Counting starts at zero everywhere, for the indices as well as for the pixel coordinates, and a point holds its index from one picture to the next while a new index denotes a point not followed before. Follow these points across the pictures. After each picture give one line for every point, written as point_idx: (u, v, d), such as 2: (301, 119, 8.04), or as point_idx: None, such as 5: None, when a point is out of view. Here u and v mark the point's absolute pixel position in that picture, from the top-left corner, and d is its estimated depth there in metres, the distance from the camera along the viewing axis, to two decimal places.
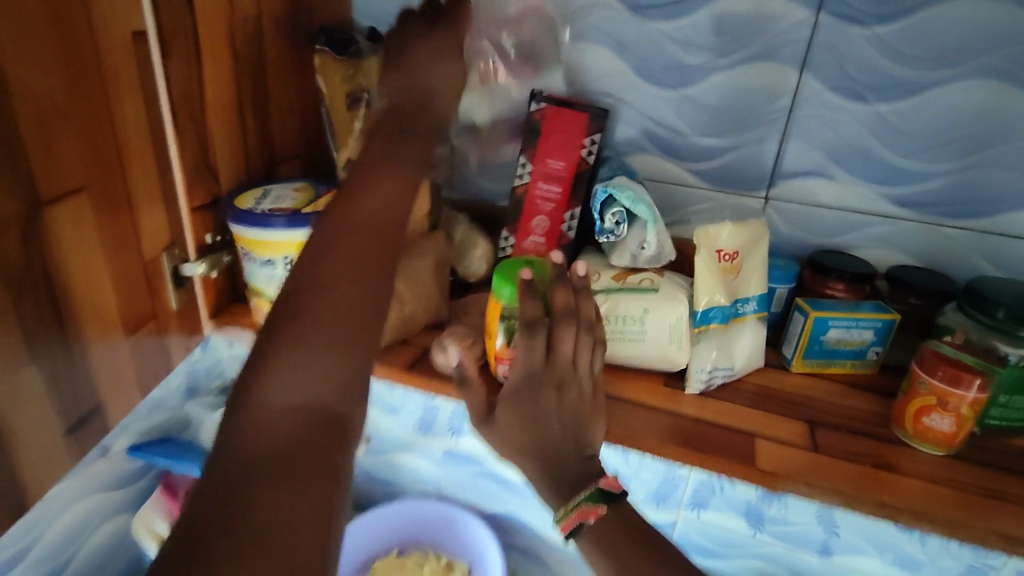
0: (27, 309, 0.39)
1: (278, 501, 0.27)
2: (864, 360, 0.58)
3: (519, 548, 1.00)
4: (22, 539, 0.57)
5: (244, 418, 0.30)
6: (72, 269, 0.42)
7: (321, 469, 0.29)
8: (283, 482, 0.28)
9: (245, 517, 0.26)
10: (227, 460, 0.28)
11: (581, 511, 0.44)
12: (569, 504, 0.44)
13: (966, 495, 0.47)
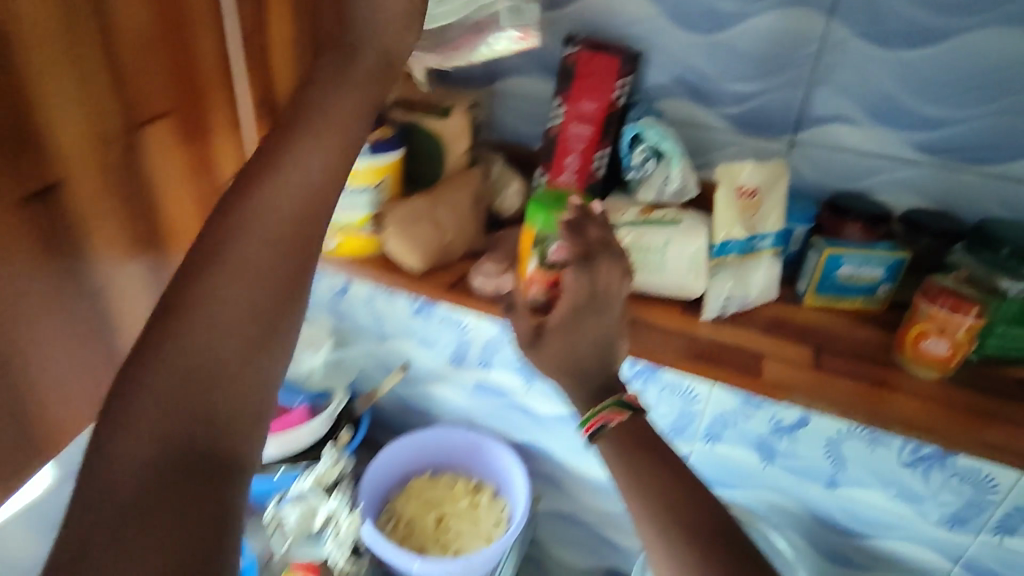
0: (131, 224, 0.44)
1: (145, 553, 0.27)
2: (874, 296, 0.62)
3: (544, 477, 1.08)
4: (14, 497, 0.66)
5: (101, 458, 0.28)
6: (162, 189, 0.47)
7: (193, 514, 0.28)
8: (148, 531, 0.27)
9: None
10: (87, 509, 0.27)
11: (604, 415, 0.48)
12: (593, 409, 0.48)
13: (957, 412, 0.51)
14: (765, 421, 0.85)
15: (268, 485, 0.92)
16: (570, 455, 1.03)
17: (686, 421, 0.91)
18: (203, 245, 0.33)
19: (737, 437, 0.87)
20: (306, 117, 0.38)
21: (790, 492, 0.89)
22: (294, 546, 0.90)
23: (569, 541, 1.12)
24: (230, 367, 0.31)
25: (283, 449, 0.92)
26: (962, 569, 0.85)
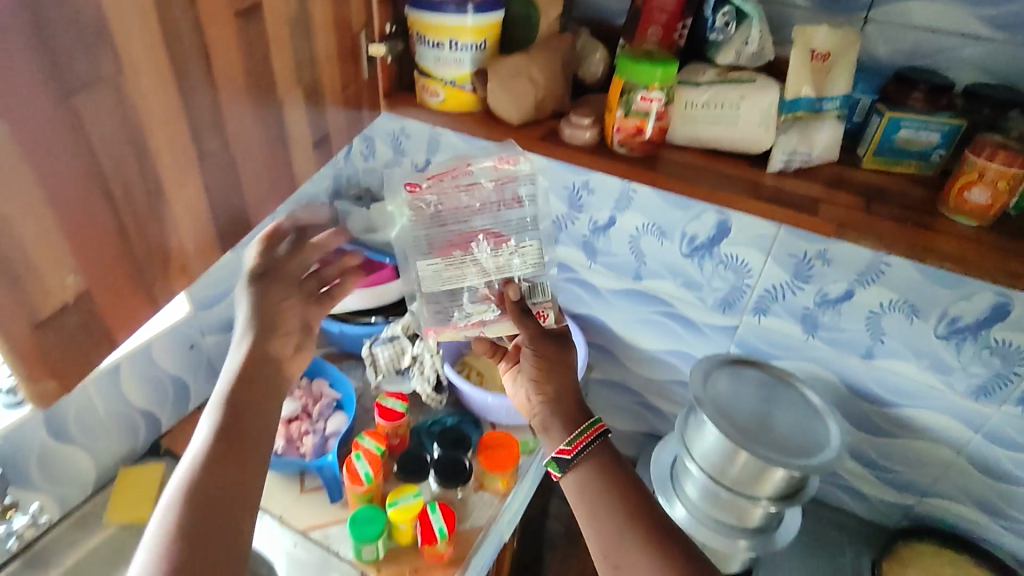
0: (298, 64, 0.54)
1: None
2: (928, 161, 0.67)
3: (599, 348, 1.19)
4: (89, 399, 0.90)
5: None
6: (319, 41, 0.56)
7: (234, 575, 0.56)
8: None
9: None
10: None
11: (595, 427, 0.69)
12: (585, 425, 0.69)
13: (990, 248, 0.59)
14: (811, 295, 0.93)
15: (365, 330, 1.10)
16: (622, 326, 1.14)
17: (737, 295, 1.00)
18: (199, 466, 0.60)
19: (783, 309, 0.96)
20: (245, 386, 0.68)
21: (827, 362, 0.98)
22: (386, 379, 1.07)
23: (617, 407, 1.25)
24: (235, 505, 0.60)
25: (375, 300, 1.11)
26: (982, 438, 0.93)
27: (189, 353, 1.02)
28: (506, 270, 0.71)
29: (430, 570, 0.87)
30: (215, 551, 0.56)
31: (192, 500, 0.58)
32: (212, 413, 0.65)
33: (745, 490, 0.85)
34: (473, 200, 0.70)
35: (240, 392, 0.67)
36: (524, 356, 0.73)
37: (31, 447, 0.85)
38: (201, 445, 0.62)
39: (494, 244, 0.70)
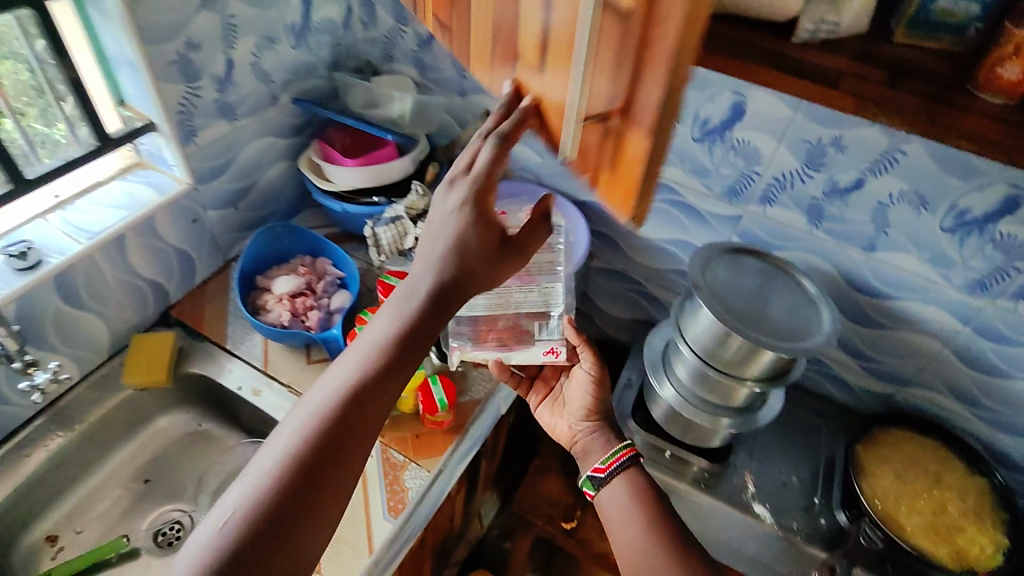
0: None
1: (307, 531, 0.54)
2: (962, 36, 0.64)
3: (602, 236, 1.20)
4: (98, 273, 0.92)
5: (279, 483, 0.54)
6: None
7: (334, 505, 0.56)
8: (305, 516, 0.54)
9: (289, 534, 0.53)
10: (276, 508, 0.53)
11: (625, 450, 0.85)
12: (619, 448, 0.86)
13: (1011, 128, 0.58)
14: (820, 185, 0.92)
15: (369, 211, 1.08)
16: None
17: (744, 184, 0.98)
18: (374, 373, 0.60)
19: (789, 199, 0.95)
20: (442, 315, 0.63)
21: (828, 254, 0.98)
22: (389, 259, 1.08)
23: (615, 295, 1.28)
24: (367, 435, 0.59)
25: (377, 180, 1.09)
26: (971, 331, 0.94)
27: (192, 227, 1.03)
28: (522, 304, 0.96)
29: (430, 436, 0.93)
30: (333, 474, 0.56)
31: (345, 408, 0.58)
32: (394, 322, 0.62)
33: (733, 372, 0.89)
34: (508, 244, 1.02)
35: (416, 322, 0.62)
36: (576, 389, 0.92)
37: (46, 310, 0.87)
38: (355, 361, 0.61)
39: (516, 281, 0.98)
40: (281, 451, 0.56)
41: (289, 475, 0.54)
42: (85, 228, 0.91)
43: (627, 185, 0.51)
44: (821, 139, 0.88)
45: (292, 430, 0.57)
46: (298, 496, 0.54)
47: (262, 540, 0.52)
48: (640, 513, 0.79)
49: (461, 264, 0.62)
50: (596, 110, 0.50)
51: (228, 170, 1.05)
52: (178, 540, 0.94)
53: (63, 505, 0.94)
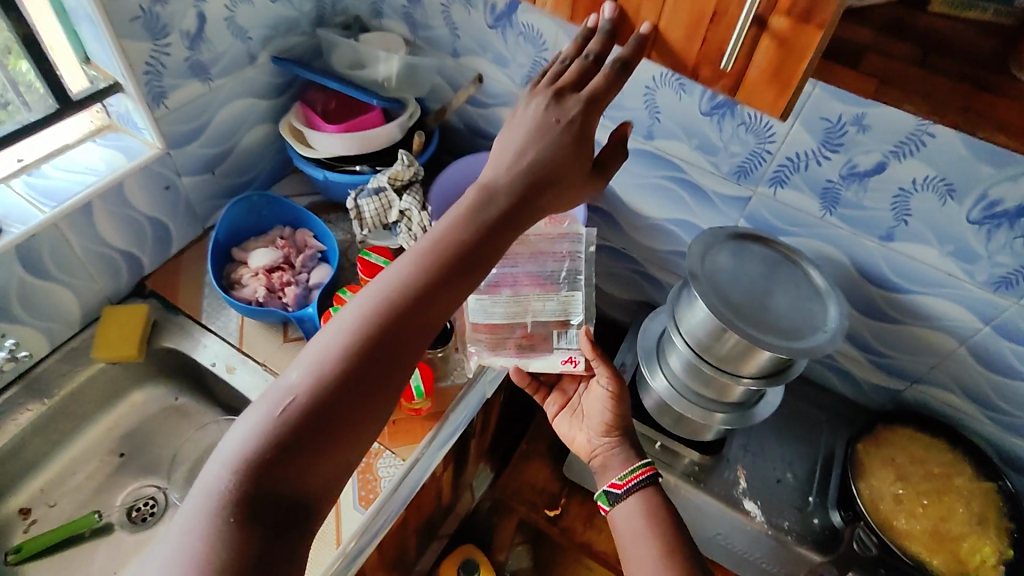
0: None
1: (379, 387, 0.57)
2: (1008, 7, 0.55)
3: (600, 212, 1.13)
4: (62, 245, 0.87)
5: (361, 335, 0.57)
6: None
7: (405, 371, 0.59)
8: (380, 372, 0.57)
9: (363, 384, 0.56)
10: (356, 355, 0.56)
11: (643, 467, 0.81)
12: (637, 464, 0.81)
13: None
14: (836, 167, 0.84)
15: (351, 179, 1.02)
16: (624, 190, 1.07)
17: (754, 163, 0.91)
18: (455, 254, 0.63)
19: (802, 181, 0.87)
20: (519, 219, 0.67)
21: (841, 241, 0.91)
22: (372, 233, 1.02)
23: (614, 274, 1.21)
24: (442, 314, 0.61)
25: (361, 147, 1.02)
26: (990, 330, 0.87)
27: (165, 194, 0.98)
28: (541, 312, 0.94)
29: (407, 423, 0.90)
30: (407, 341, 0.59)
31: (426, 283, 0.61)
32: (473, 212, 0.65)
33: (728, 368, 0.83)
34: (526, 248, 0.99)
35: (494, 218, 0.66)
36: (596, 402, 0.87)
37: (8, 284, 0.83)
38: (416, 259, 0.62)
39: (536, 288, 0.96)
40: (364, 309, 0.59)
41: (345, 368, 0.56)
42: (48, 197, 0.86)
43: (786, 84, 0.57)
44: (841, 117, 0.79)
45: (347, 322, 0.58)
46: (375, 351, 0.57)
47: (340, 383, 0.55)
48: (655, 538, 0.74)
49: (544, 165, 0.68)
50: (760, 19, 0.55)
51: (203, 134, 0.99)
52: (151, 517, 0.93)
53: (36, 478, 0.92)
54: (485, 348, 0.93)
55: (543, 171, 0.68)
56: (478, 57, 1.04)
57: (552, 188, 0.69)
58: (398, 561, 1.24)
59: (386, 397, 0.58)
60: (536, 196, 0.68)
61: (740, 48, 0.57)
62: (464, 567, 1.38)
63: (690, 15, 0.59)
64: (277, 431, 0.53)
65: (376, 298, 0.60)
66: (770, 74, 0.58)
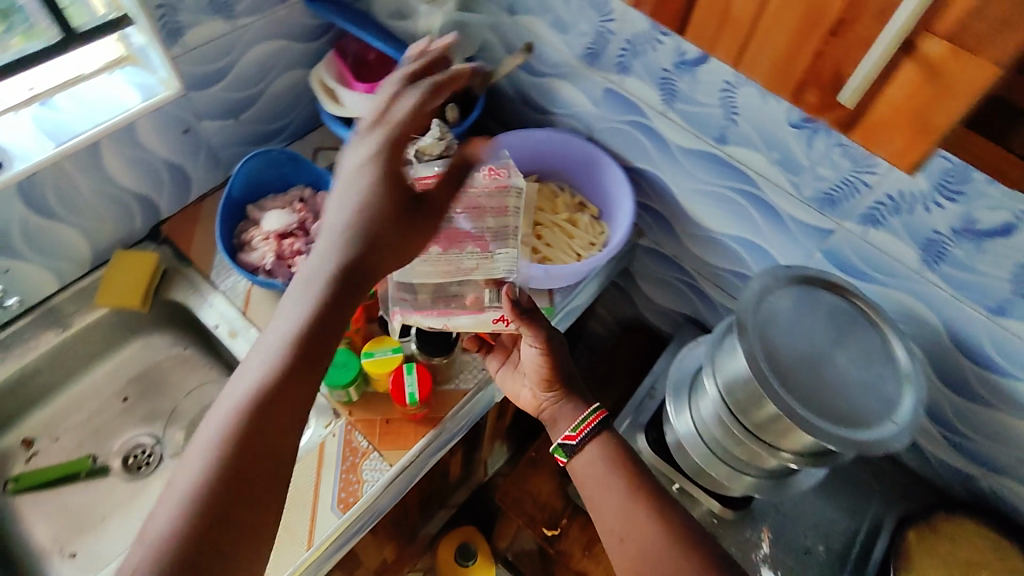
0: None
1: (258, 473, 0.53)
2: None
3: (653, 213, 0.99)
4: (65, 185, 0.82)
5: (221, 436, 0.53)
6: None
7: (286, 448, 0.55)
8: (254, 457, 0.53)
9: (241, 475, 0.52)
10: (221, 454, 0.52)
11: (595, 415, 0.77)
12: (588, 414, 0.77)
13: None
14: (950, 219, 0.67)
15: None
16: (682, 195, 0.93)
17: (844, 194, 0.74)
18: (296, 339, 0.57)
19: (900, 227, 0.71)
20: (353, 293, 0.61)
21: (939, 304, 0.74)
22: None
23: (659, 281, 1.08)
24: (305, 389, 0.57)
25: None
26: None
27: (184, 138, 0.92)
28: (474, 270, 0.81)
29: (401, 425, 0.83)
30: (276, 426, 0.55)
31: (282, 364, 0.56)
32: (308, 290, 0.59)
33: (767, 438, 0.71)
34: (463, 203, 0.85)
35: (331, 285, 0.59)
36: (530, 352, 0.79)
37: (10, 221, 0.79)
38: (265, 355, 0.57)
39: (472, 245, 0.82)
40: (220, 419, 0.54)
41: (216, 470, 0.52)
42: (56, 132, 0.81)
43: (926, 133, 0.42)
44: (968, 165, 0.62)
45: (213, 427, 0.54)
46: (241, 447, 0.53)
47: (219, 481, 0.51)
48: (621, 483, 0.72)
49: (371, 231, 0.62)
50: (906, 43, 0.40)
51: (228, 77, 0.91)
52: (145, 466, 0.91)
53: (41, 410, 0.92)
54: (410, 308, 0.80)
55: (364, 235, 0.61)
56: (533, 17, 0.91)
57: (386, 245, 0.62)
58: (394, 539, 1.21)
59: (275, 478, 0.54)
60: (371, 257, 0.62)
61: (867, 81, 0.43)
62: (462, 551, 1.34)
63: (796, 22, 0.44)
64: (170, 547, 0.48)
65: (223, 407, 0.55)
66: (905, 117, 0.43)
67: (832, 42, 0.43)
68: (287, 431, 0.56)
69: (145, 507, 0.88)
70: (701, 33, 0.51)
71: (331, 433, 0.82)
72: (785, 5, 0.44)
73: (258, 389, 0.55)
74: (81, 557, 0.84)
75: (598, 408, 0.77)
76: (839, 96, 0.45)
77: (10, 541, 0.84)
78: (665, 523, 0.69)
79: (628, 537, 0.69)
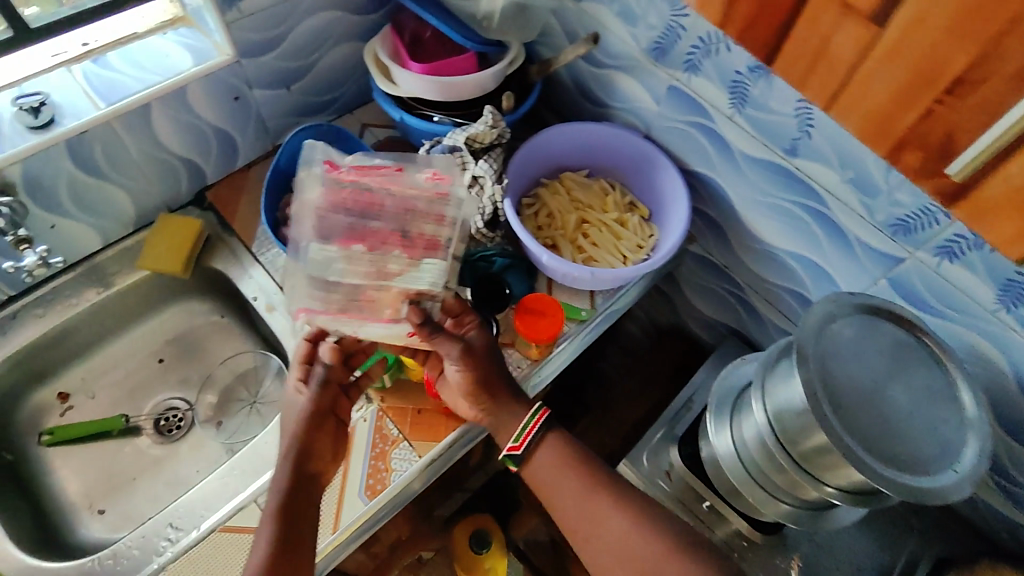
0: None
1: (302, 555, 0.66)
2: None
3: (707, 219, 0.96)
4: (113, 146, 0.82)
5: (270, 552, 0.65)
6: None
7: (312, 527, 0.69)
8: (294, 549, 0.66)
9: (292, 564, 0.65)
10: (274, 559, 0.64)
11: (536, 418, 0.77)
12: (529, 419, 0.77)
13: None
14: None
15: (427, 128, 0.90)
16: (741, 204, 0.89)
17: (920, 222, 0.70)
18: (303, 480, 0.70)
19: (980, 264, 0.66)
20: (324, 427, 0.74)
21: (1012, 348, 0.70)
22: None
23: (707, 289, 1.04)
24: (310, 494, 0.70)
25: (446, 94, 0.88)
26: None
27: (234, 105, 0.90)
28: (398, 280, 0.66)
29: (432, 416, 0.82)
30: (302, 524, 0.68)
31: (294, 494, 0.69)
32: (290, 438, 0.72)
33: (813, 470, 0.70)
34: (393, 202, 0.67)
35: (308, 437, 0.72)
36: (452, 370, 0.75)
37: (58, 178, 0.79)
38: (278, 489, 0.69)
39: (400, 250, 0.66)
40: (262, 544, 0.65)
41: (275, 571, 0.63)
42: (105, 90, 0.80)
43: None
44: None
45: (257, 557, 0.64)
46: (285, 547, 0.65)
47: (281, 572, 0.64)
48: (577, 482, 0.75)
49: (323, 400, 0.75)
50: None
51: (281, 46, 0.89)
52: (176, 430, 0.92)
53: (77, 367, 0.93)
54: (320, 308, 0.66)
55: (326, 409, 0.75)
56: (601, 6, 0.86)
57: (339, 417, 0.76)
58: (412, 520, 1.22)
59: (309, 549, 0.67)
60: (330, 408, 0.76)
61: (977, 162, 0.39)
62: (478, 538, 1.34)
63: (908, 74, 0.39)
64: None
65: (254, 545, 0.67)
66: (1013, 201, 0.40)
67: (945, 106, 0.38)
68: (305, 518, 0.68)
69: (174, 471, 0.89)
70: (790, 66, 0.46)
71: (362, 418, 0.82)
72: (891, 61, 0.39)
73: (284, 515, 0.67)
74: (110, 514, 0.85)
75: (537, 408, 0.78)
76: (945, 167, 0.41)
77: (42, 492, 0.85)
78: (640, 520, 0.72)
79: (605, 540, 0.72)
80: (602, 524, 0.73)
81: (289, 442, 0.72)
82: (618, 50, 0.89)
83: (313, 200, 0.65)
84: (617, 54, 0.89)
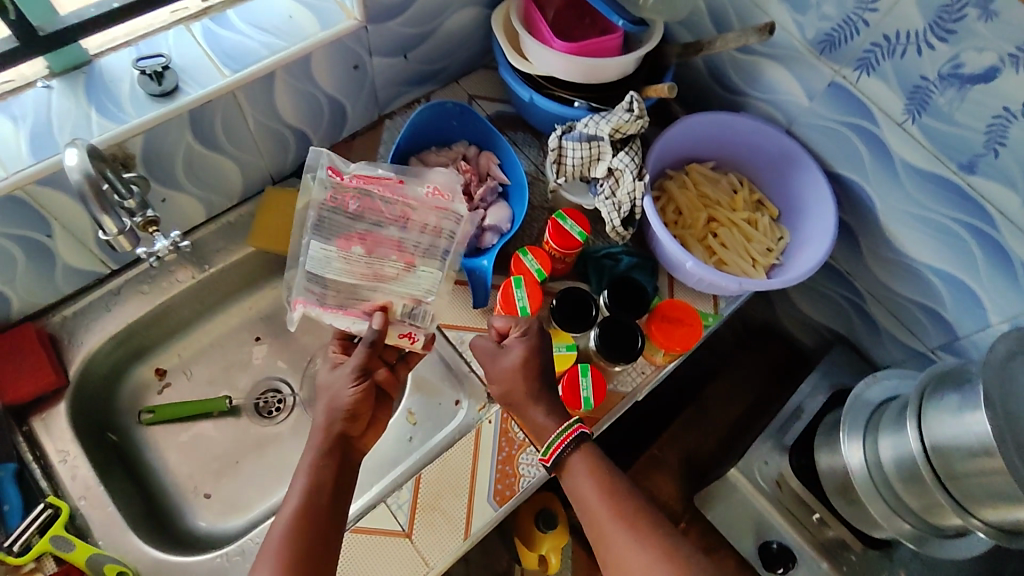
0: None
1: (325, 515, 0.62)
2: None
3: (843, 226, 0.92)
4: (235, 117, 0.74)
5: (288, 507, 0.62)
6: None
7: (339, 492, 0.65)
8: (313, 508, 0.62)
9: (313, 522, 0.61)
10: (294, 514, 0.61)
11: (577, 427, 0.69)
12: (567, 423, 0.69)
13: None
14: None
15: (562, 112, 0.84)
16: (885, 215, 0.85)
17: None
18: (336, 440, 0.67)
19: None
20: (366, 390, 0.70)
21: None
22: (567, 184, 0.85)
23: (821, 295, 1.03)
24: (343, 459, 0.67)
25: (586, 76, 0.82)
26: None
27: (352, 74, 0.82)
28: (391, 281, 0.74)
29: None
30: (329, 488, 0.64)
31: (328, 457, 0.66)
32: (328, 402, 0.69)
33: (962, 501, 0.70)
34: (392, 210, 0.76)
35: (349, 400, 0.69)
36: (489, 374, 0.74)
37: (176, 152, 0.72)
38: (312, 450, 0.66)
39: (397, 256, 0.75)
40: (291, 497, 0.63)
41: (292, 525, 0.60)
42: (226, 53, 0.72)
43: None
44: None
45: (287, 507, 0.62)
46: (309, 505, 0.62)
47: (301, 526, 0.60)
48: (605, 506, 0.64)
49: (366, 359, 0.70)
50: None
51: (407, 12, 0.80)
52: (277, 412, 0.89)
53: (175, 344, 0.89)
54: (316, 302, 0.73)
55: (363, 374, 0.71)
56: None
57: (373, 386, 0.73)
58: None
59: (335, 516, 0.63)
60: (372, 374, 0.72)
61: None
62: (543, 518, 1.32)
63: None
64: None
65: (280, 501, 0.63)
66: None
67: None
68: (331, 481, 0.64)
69: (279, 456, 0.86)
70: None
71: (487, 419, 0.79)
72: None
73: (310, 473, 0.64)
74: (216, 500, 0.83)
75: (574, 422, 0.69)
76: None
77: (148, 476, 0.82)
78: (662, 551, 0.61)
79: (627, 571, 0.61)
80: (629, 568, 0.61)
81: (328, 409, 0.68)
82: (780, 41, 0.81)
83: (320, 198, 0.75)
84: (775, 44, 0.82)
